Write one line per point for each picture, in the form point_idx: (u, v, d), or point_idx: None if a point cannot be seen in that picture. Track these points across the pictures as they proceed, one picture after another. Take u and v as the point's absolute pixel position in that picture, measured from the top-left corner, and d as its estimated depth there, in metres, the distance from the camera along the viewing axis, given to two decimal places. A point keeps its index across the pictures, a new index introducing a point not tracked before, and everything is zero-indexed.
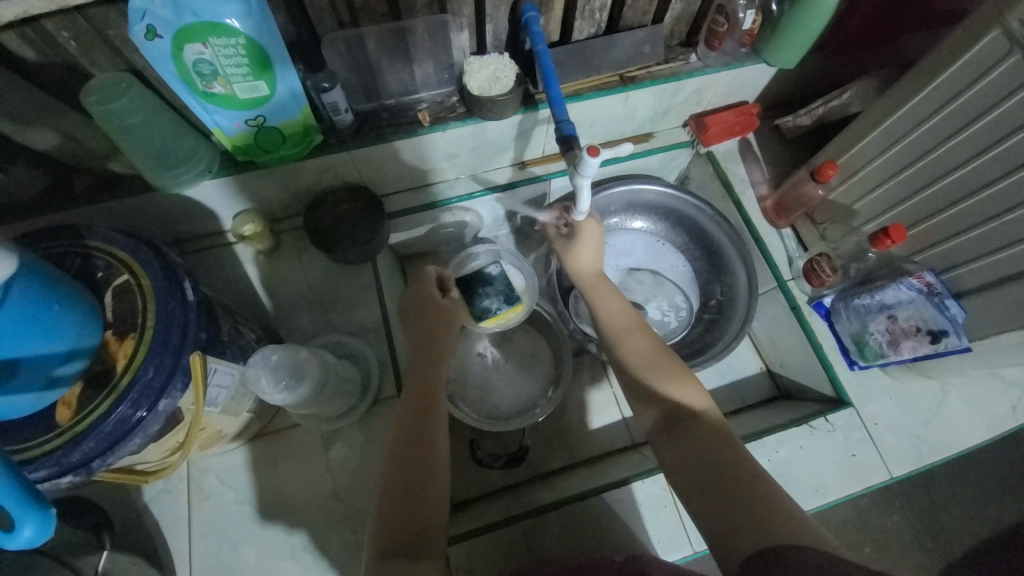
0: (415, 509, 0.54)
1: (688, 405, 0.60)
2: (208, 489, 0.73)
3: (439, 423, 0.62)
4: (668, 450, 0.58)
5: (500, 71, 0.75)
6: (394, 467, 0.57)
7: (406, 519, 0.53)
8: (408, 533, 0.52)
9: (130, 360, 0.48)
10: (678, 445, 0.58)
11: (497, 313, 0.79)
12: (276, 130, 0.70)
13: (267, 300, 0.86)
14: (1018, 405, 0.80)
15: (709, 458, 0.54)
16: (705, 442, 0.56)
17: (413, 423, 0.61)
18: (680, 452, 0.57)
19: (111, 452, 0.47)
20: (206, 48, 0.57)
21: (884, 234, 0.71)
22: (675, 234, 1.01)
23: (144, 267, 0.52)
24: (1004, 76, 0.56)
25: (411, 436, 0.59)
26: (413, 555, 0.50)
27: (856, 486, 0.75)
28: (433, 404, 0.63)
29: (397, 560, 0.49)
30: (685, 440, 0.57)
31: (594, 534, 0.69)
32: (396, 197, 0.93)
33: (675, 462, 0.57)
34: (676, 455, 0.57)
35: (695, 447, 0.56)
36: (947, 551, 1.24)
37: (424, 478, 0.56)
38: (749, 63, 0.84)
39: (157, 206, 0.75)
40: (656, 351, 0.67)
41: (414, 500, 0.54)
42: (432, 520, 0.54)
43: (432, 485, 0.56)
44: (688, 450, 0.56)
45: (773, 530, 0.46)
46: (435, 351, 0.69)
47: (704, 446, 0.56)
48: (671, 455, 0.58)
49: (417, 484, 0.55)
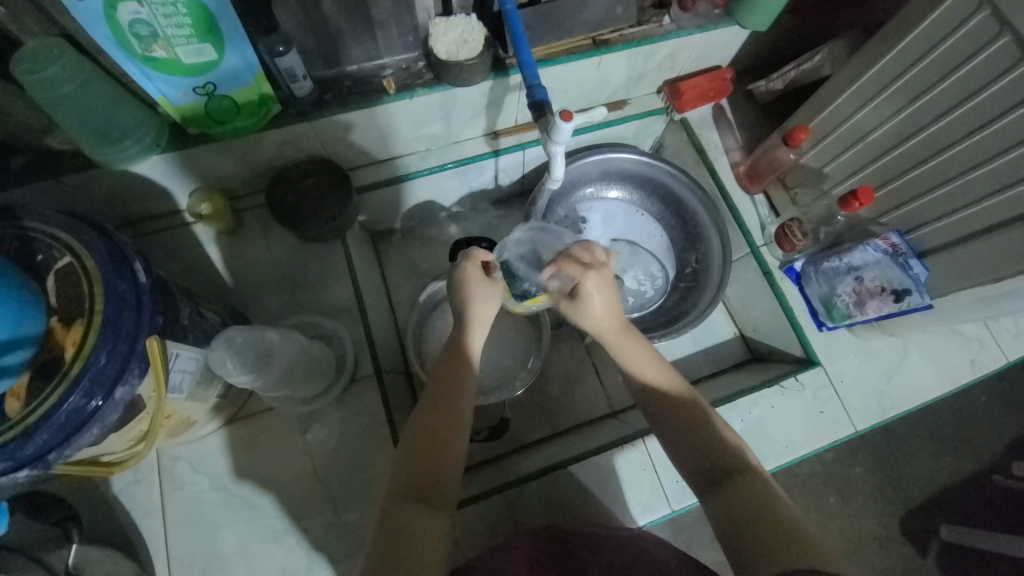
0: (433, 460, 0.54)
1: (737, 463, 0.54)
2: (180, 477, 0.71)
3: (460, 438, 0.57)
4: (715, 504, 0.53)
5: (467, 34, 0.72)
6: (426, 418, 0.56)
7: (422, 470, 0.53)
8: (424, 483, 0.53)
9: (80, 347, 0.45)
10: (722, 500, 0.52)
11: (537, 295, 0.71)
12: (228, 99, 0.66)
13: (232, 282, 0.82)
14: (974, 359, 0.84)
15: (756, 515, 0.49)
16: (753, 498, 0.51)
17: (443, 374, 0.60)
18: (728, 508, 0.51)
19: (68, 444, 0.44)
20: (142, 7, 0.52)
21: (853, 197, 0.72)
22: (651, 203, 1.01)
23: (89, 249, 0.48)
24: (971, 34, 0.56)
25: (438, 405, 0.57)
26: (428, 504, 0.51)
27: (823, 440, 0.79)
28: (463, 367, 0.61)
29: (407, 507, 0.50)
30: (733, 496, 0.52)
31: (576, 499, 0.71)
32: (364, 170, 0.89)
33: (722, 518, 0.51)
34: (724, 512, 0.51)
35: (744, 503, 0.51)
36: (905, 498, 1.33)
37: (446, 434, 0.55)
38: (722, 26, 0.82)
39: (105, 184, 0.70)
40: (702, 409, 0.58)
41: (432, 453, 0.54)
42: (447, 473, 0.54)
43: (449, 440, 0.55)
44: (736, 506, 0.51)
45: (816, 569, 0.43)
46: (482, 323, 0.65)
47: (752, 504, 0.50)
48: (719, 512, 0.52)
49: (433, 454, 0.54)
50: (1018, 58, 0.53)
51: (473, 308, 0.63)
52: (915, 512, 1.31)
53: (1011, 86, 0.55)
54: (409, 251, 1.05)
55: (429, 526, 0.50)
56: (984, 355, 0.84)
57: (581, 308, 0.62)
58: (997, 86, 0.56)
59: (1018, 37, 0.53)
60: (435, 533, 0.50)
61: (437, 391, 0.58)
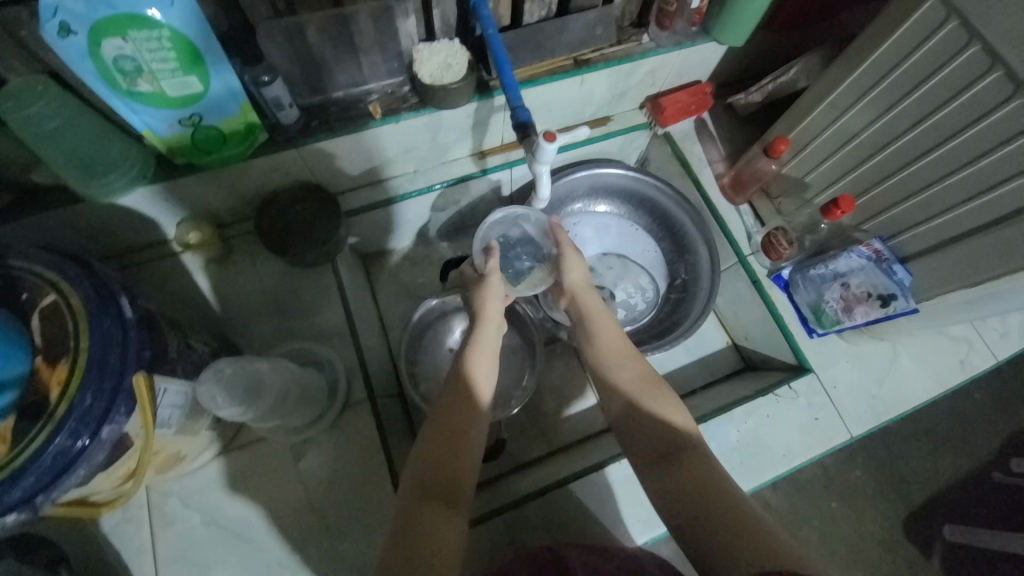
0: (447, 463, 0.55)
1: (681, 437, 0.58)
2: (171, 513, 0.69)
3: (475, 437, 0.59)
4: (655, 475, 0.56)
5: (451, 58, 0.73)
6: (439, 421, 0.59)
7: (438, 471, 0.55)
8: (438, 483, 0.54)
9: (65, 386, 0.44)
10: (667, 471, 0.56)
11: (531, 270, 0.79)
12: (214, 129, 0.66)
13: (221, 312, 0.81)
14: (963, 359, 0.85)
15: (696, 489, 0.52)
16: (693, 469, 0.54)
17: (456, 387, 0.63)
18: (669, 482, 0.54)
19: (52, 488, 0.43)
20: (126, 42, 0.53)
21: (834, 205, 0.73)
22: (640, 216, 1.02)
23: (73, 285, 0.47)
24: (940, 45, 0.58)
25: (450, 411, 0.60)
26: (439, 502, 0.53)
27: (819, 448, 0.79)
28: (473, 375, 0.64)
29: (426, 506, 0.52)
30: (674, 474, 0.55)
31: (575, 519, 0.71)
32: (352, 194, 0.89)
33: (662, 491, 0.54)
34: (662, 482, 0.55)
35: (687, 479, 0.54)
36: (905, 498, 1.33)
37: (456, 434, 0.58)
38: (700, 42, 0.85)
39: (92, 217, 0.70)
40: (649, 382, 0.64)
41: (446, 454, 0.56)
42: (460, 471, 0.56)
43: (463, 443, 0.57)
44: (678, 481, 0.54)
45: (758, 540, 0.46)
46: (490, 351, 0.68)
47: (693, 480, 0.53)
48: (660, 489, 0.55)
49: (445, 451, 0.56)
50: (987, 66, 0.55)
51: (485, 308, 0.71)
52: (918, 514, 1.31)
53: (984, 94, 0.56)
54: (400, 272, 1.05)
55: (441, 521, 0.51)
56: (973, 355, 0.86)
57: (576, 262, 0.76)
58: (967, 96, 0.58)
59: (985, 46, 0.54)
60: (453, 538, 0.51)
61: (451, 397, 0.61)
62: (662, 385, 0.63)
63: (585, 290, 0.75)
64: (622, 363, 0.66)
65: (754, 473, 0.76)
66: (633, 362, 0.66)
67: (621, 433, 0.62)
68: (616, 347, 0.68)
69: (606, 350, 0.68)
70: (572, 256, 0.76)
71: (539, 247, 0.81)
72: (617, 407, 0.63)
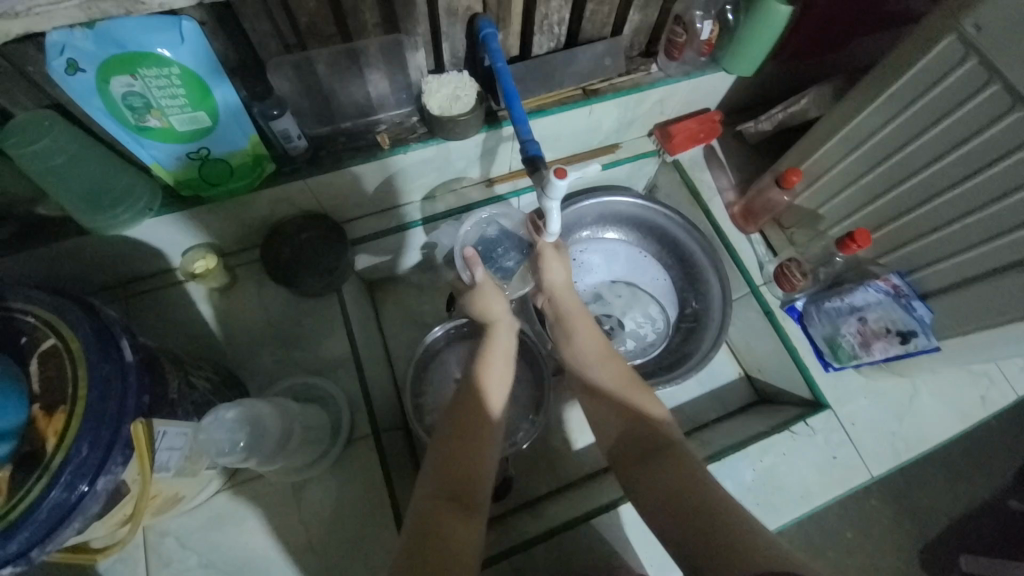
0: (463, 462, 0.56)
1: (657, 430, 0.61)
2: (168, 554, 0.66)
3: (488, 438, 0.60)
4: (635, 470, 0.58)
5: (460, 89, 0.73)
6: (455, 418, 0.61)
7: (455, 471, 0.55)
8: (456, 483, 0.55)
9: (62, 436, 0.43)
10: (646, 464, 0.58)
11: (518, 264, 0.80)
12: (222, 161, 0.66)
13: (224, 343, 0.80)
14: (984, 395, 0.83)
15: (673, 477, 0.55)
16: (669, 460, 0.57)
17: (470, 392, 0.64)
18: (650, 477, 0.56)
19: (48, 542, 0.41)
20: (135, 79, 0.53)
21: (850, 238, 0.71)
22: (649, 244, 1.01)
23: (73, 328, 0.46)
24: (958, 82, 0.57)
25: (463, 411, 0.61)
26: (457, 502, 0.53)
27: (839, 488, 0.76)
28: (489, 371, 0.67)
29: (444, 505, 0.52)
30: (654, 470, 0.56)
31: (585, 564, 0.68)
32: (359, 222, 0.88)
33: (640, 482, 0.56)
34: (640, 476, 0.57)
35: (665, 474, 0.55)
36: (924, 529, 1.28)
37: (472, 438, 0.59)
38: (709, 72, 0.84)
39: (97, 248, 0.69)
40: (627, 379, 0.68)
41: (460, 455, 0.57)
42: (477, 472, 0.56)
43: (477, 444, 0.58)
44: (657, 476, 0.56)
45: (735, 526, 0.47)
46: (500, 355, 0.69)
47: (670, 473, 0.55)
48: (639, 485, 0.57)
49: (459, 447, 0.58)
50: (1008, 105, 0.53)
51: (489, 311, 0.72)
52: (937, 546, 1.27)
53: (1006, 132, 0.55)
54: (406, 298, 1.04)
55: (459, 523, 0.51)
56: (993, 391, 0.83)
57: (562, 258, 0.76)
58: (989, 133, 0.56)
59: (1006, 84, 0.53)
60: (469, 538, 0.50)
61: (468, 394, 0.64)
62: (641, 385, 0.68)
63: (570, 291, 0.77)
64: (604, 363, 0.71)
65: (771, 514, 0.74)
66: (610, 362, 0.71)
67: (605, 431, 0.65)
68: (596, 347, 0.73)
69: (587, 351, 0.72)
70: (554, 249, 0.76)
71: (519, 238, 0.81)
72: (604, 405, 0.67)
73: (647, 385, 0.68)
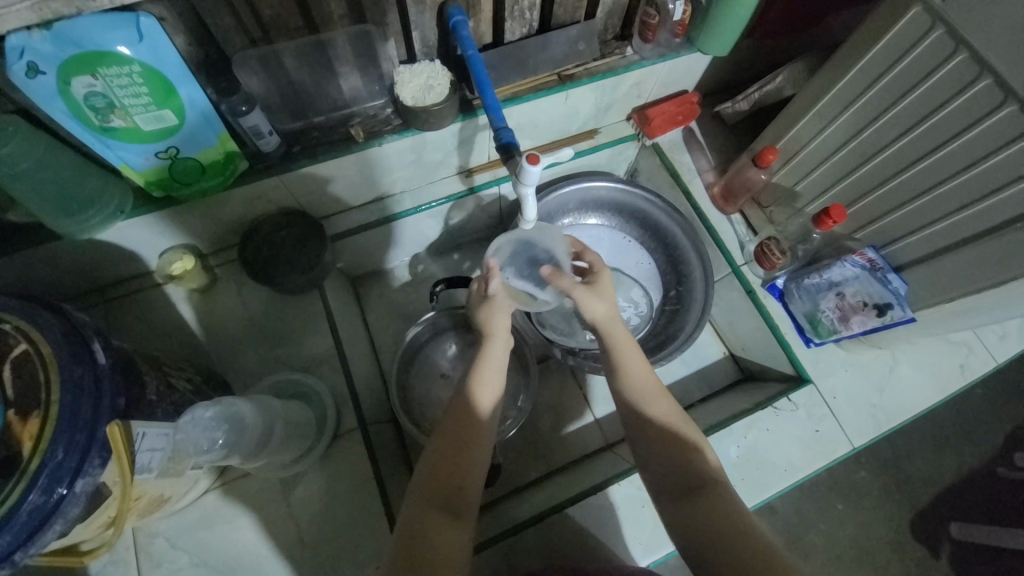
0: (454, 467, 0.54)
1: (703, 477, 0.54)
2: (159, 555, 0.66)
3: (479, 438, 0.57)
4: (677, 513, 0.53)
5: (433, 79, 0.72)
6: (449, 423, 0.57)
7: (445, 480, 0.53)
8: (444, 489, 0.53)
9: (38, 440, 0.42)
10: (693, 513, 0.51)
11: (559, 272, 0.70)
12: (192, 160, 0.65)
13: (208, 344, 0.79)
14: (963, 363, 0.84)
15: (721, 532, 0.49)
16: (717, 510, 0.51)
17: (462, 399, 0.59)
18: (688, 521, 0.51)
19: (31, 543, 0.41)
20: (96, 79, 0.52)
21: (826, 214, 0.72)
22: (631, 228, 1.01)
23: (44, 333, 0.46)
24: (925, 53, 0.57)
25: (457, 415, 0.58)
26: (447, 509, 0.52)
27: (821, 460, 0.77)
28: (477, 382, 0.60)
29: (435, 515, 0.51)
30: (695, 515, 0.51)
31: (574, 546, 0.69)
32: (338, 217, 0.88)
33: (685, 529, 0.51)
34: (684, 524, 0.52)
35: (707, 519, 0.50)
36: (913, 499, 1.31)
37: (463, 440, 0.56)
38: (684, 53, 0.84)
39: (71, 253, 0.68)
40: (678, 422, 0.58)
41: (451, 458, 0.54)
42: (468, 472, 0.54)
43: (467, 447, 0.56)
44: (700, 524, 0.50)
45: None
46: (497, 364, 0.62)
47: (716, 524, 0.50)
48: (678, 524, 0.52)
49: (452, 452, 0.55)
50: (977, 73, 0.53)
51: (490, 322, 0.63)
52: (924, 513, 1.30)
53: (972, 102, 0.55)
54: (391, 293, 1.04)
55: (445, 529, 0.50)
56: (972, 359, 0.84)
57: (594, 291, 0.63)
58: (955, 104, 0.56)
59: (972, 54, 0.53)
60: (456, 540, 0.50)
61: (457, 403, 0.59)
62: (688, 419, 0.59)
63: (613, 320, 0.62)
64: (648, 399, 0.59)
65: (757, 488, 0.75)
66: (661, 397, 0.60)
67: (643, 468, 0.58)
68: (642, 378, 0.60)
69: (630, 381, 0.61)
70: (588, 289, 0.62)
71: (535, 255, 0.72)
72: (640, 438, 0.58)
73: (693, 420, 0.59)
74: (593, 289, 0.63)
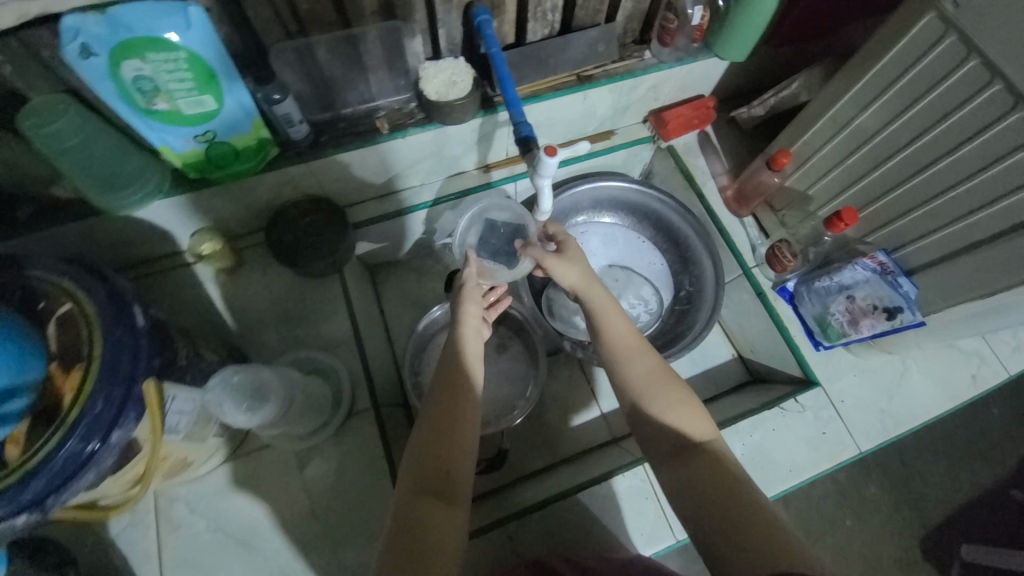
0: (443, 459, 0.55)
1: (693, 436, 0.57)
2: (178, 519, 0.69)
3: (463, 431, 0.58)
4: (676, 475, 0.55)
5: (456, 75, 0.75)
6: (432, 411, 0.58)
7: (434, 470, 0.55)
8: (434, 478, 0.54)
9: (79, 392, 0.45)
10: (688, 473, 0.54)
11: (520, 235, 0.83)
12: (227, 144, 0.69)
13: (232, 321, 0.83)
14: (975, 373, 0.84)
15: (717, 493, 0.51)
16: (711, 470, 0.53)
17: (448, 379, 0.61)
18: (684, 481, 0.54)
19: (64, 489, 0.44)
20: (145, 63, 0.56)
21: (838, 218, 0.73)
22: (644, 228, 1.03)
23: (89, 294, 0.49)
24: (938, 59, 0.58)
25: (441, 398, 0.59)
26: (439, 498, 0.53)
27: (828, 462, 0.78)
28: (455, 373, 0.61)
29: (427, 506, 0.52)
30: (688, 472, 0.54)
31: (577, 533, 0.70)
32: (360, 206, 0.91)
33: (682, 489, 0.54)
34: (682, 485, 0.54)
35: (701, 479, 0.53)
36: (924, 519, 1.29)
37: (447, 422, 0.58)
38: (701, 58, 0.86)
39: (109, 229, 0.72)
40: (660, 375, 0.61)
41: (436, 451, 0.56)
42: (455, 460, 0.56)
43: (451, 438, 0.57)
44: (695, 481, 0.53)
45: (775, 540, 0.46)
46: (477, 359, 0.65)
47: (712, 481, 0.52)
48: (675, 484, 0.54)
49: (439, 439, 0.56)
50: (988, 78, 0.54)
51: (464, 309, 0.69)
52: (935, 534, 1.28)
53: (985, 106, 0.56)
54: (407, 284, 1.06)
55: (439, 519, 0.52)
56: (984, 369, 0.84)
57: (565, 259, 0.71)
58: (969, 109, 0.57)
59: (984, 59, 0.54)
60: (453, 531, 0.52)
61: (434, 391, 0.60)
62: (670, 373, 0.62)
63: (587, 284, 0.69)
64: (627, 358, 0.63)
65: (761, 487, 0.76)
66: (641, 353, 0.63)
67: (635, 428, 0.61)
68: (622, 336, 0.65)
69: (611, 341, 0.65)
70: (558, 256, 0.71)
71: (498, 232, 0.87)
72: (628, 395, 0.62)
73: (676, 373, 0.62)
74: (565, 256, 0.71)
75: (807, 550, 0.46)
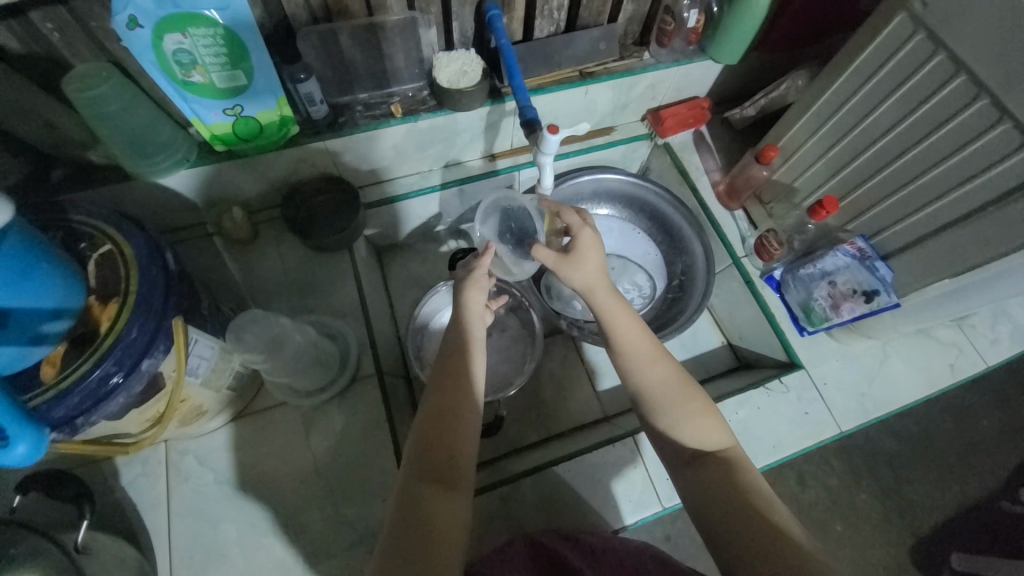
0: (450, 444, 0.58)
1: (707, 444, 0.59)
2: (187, 470, 0.73)
3: (465, 422, 0.60)
4: (687, 479, 0.58)
5: (467, 65, 0.81)
6: (439, 397, 0.61)
7: (443, 455, 0.57)
8: (441, 459, 0.57)
9: (114, 322, 0.49)
10: (698, 477, 0.57)
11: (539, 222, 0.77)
12: (253, 120, 0.74)
13: (245, 289, 0.87)
14: (953, 363, 0.88)
15: (725, 495, 0.55)
16: (719, 474, 0.56)
17: (456, 369, 0.63)
18: (695, 484, 0.57)
19: (92, 411, 0.49)
20: (185, 38, 0.61)
21: (820, 206, 0.77)
22: (641, 221, 1.08)
23: (127, 239, 0.54)
24: (909, 55, 0.64)
25: (448, 384, 0.62)
26: (440, 482, 0.55)
27: (809, 441, 0.81)
28: (460, 364, 0.63)
29: (432, 486, 0.54)
30: (699, 477, 0.57)
31: (567, 495, 0.74)
32: (371, 188, 0.96)
33: (691, 494, 0.57)
34: (692, 488, 0.57)
35: (710, 484, 0.56)
36: (914, 524, 1.31)
37: (450, 405, 0.60)
38: (697, 59, 0.92)
39: (136, 195, 0.77)
40: (676, 383, 0.62)
41: (446, 436, 0.58)
42: (459, 446, 0.58)
43: (454, 422, 0.59)
44: (707, 487, 0.56)
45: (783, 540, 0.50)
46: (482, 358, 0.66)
47: (723, 487, 0.55)
48: (687, 486, 0.58)
49: (447, 424, 0.59)
50: (953, 71, 0.60)
51: (470, 301, 0.68)
52: (925, 543, 1.30)
53: (950, 97, 0.61)
54: (412, 267, 1.11)
55: (446, 502, 0.53)
56: (962, 360, 0.88)
57: (575, 261, 0.65)
58: (935, 101, 0.63)
59: (949, 54, 0.60)
60: (456, 515, 0.53)
61: (441, 379, 0.63)
62: (686, 380, 0.63)
63: (595, 285, 0.65)
64: (644, 366, 0.63)
65: None
66: (658, 360, 0.64)
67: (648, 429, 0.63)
68: (634, 340, 0.65)
69: (624, 345, 0.65)
70: (566, 257, 0.66)
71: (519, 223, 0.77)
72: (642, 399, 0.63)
73: (691, 380, 0.63)
74: (573, 257, 0.66)
75: (809, 550, 0.50)
